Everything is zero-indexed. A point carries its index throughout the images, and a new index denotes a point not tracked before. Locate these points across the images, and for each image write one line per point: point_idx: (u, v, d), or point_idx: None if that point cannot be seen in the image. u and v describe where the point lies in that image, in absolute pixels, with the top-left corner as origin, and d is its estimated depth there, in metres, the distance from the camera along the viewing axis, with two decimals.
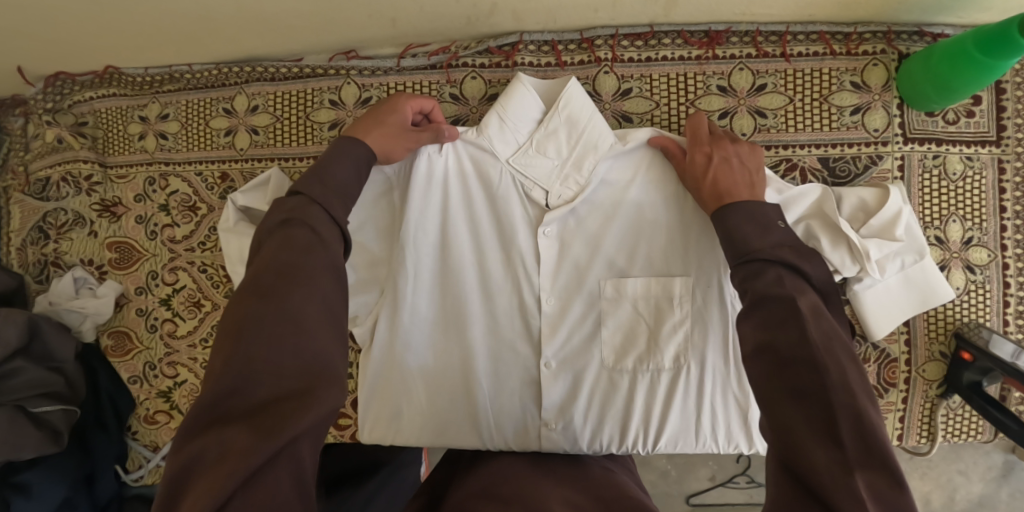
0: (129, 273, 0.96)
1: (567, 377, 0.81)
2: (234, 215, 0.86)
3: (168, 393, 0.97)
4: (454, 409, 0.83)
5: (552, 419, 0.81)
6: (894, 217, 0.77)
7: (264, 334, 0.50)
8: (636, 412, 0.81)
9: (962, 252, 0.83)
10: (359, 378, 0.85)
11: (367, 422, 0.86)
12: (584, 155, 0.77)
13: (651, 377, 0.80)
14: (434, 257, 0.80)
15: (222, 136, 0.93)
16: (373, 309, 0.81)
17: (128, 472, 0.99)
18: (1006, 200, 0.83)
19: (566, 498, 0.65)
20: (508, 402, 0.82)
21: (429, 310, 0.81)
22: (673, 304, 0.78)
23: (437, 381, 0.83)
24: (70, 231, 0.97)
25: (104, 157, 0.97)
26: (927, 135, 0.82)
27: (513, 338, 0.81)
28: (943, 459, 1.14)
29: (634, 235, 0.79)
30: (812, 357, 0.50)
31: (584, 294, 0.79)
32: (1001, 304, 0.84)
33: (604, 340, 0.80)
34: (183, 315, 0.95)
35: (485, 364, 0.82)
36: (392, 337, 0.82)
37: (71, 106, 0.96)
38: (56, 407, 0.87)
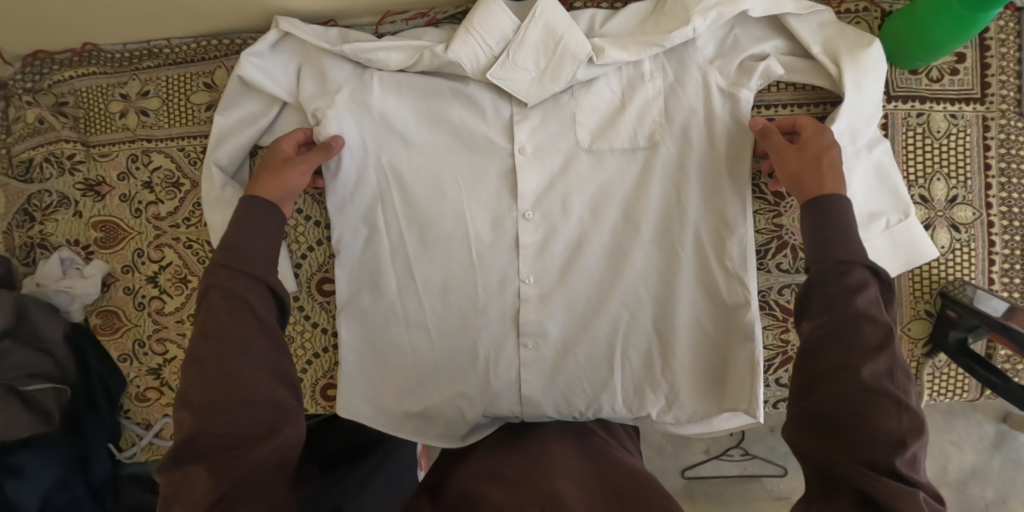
0: (115, 251, 0.96)
1: (552, 307, 0.80)
2: (224, 179, 0.84)
3: (157, 370, 0.97)
4: (439, 337, 0.82)
5: (539, 348, 0.81)
6: (873, 84, 0.75)
7: (221, 470, 0.53)
8: (621, 407, 0.81)
9: (947, 211, 0.83)
10: (344, 305, 0.84)
11: (352, 357, 0.85)
12: (562, 65, 0.75)
13: (637, 302, 0.79)
14: (421, 173, 0.80)
15: (203, 111, 0.92)
16: (358, 231, 0.82)
17: (121, 450, 0.99)
18: (991, 157, 0.83)
19: (575, 486, 0.63)
20: (494, 331, 0.81)
21: (415, 227, 0.81)
22: (655, 223, 0.78)
23: (421, 303, 0.82)
24: (56, 212, 0.97)
25: (86, 136, 0.96)
26: (910, 93, 0.82)
27: (498, 262, 0.80)
28: (936, 429, 1.21)
29: (625, 220, 0.78)
30: (874, 315, 0.53)
31: (565, 217, 0.79)
32: (986, 262, 0.83)
33: (585, 268, 0.79)
34: (170, 293, 0.95)
35: (466, 287, 0.81)
36: (378, 257, 0.82)
37: (51, 86, 0.96)
38: (46, 386, 0.88)
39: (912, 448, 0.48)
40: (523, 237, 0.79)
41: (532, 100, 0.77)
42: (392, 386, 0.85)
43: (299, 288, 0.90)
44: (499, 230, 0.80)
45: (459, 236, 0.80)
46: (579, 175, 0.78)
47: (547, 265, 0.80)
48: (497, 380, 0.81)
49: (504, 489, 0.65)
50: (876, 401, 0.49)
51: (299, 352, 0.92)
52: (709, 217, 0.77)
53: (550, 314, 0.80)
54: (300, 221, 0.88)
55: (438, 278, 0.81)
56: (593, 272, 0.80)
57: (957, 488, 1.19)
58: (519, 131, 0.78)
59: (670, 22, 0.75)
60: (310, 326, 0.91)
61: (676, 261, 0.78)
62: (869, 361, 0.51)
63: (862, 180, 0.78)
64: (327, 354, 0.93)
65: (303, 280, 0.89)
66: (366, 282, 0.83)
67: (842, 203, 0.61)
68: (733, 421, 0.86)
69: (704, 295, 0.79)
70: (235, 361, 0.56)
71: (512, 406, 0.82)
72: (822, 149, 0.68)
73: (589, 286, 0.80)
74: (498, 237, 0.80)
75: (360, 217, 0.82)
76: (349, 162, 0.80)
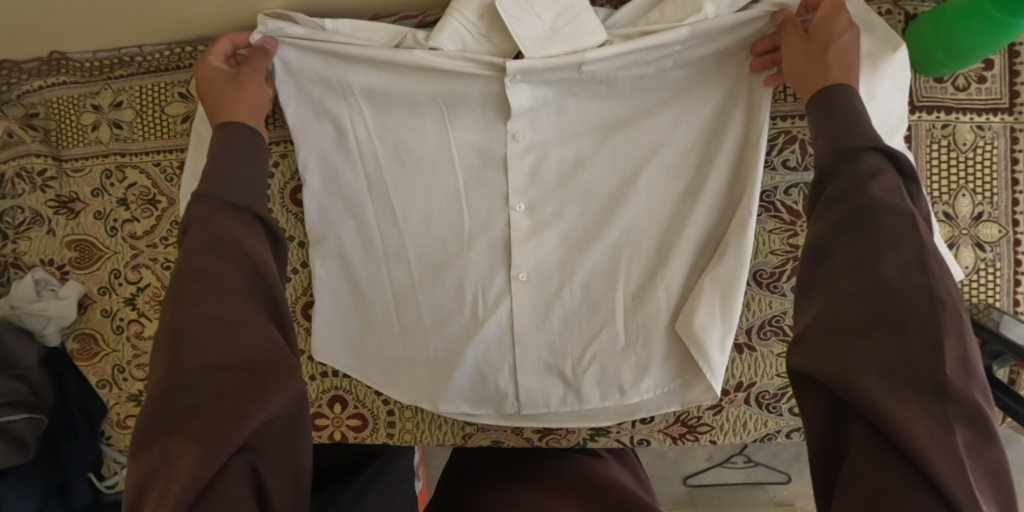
0: (90, 272, 0.91)
1: (549, 263, 0.72)
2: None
3: (138, 396, 0.92)
4: (426, 294, 0.74)
5: (536, 311, 0.73)
6: (891, 92, 0.69)
7: (206, 436, 0.45)
8: (628, 355, 0.73)
9: (972, 229, 0.78)
10: (321, 261, 0.76)
11: (335, 318, 0.77)
12: (568, 31, 0.65)
13: (646, 254, 0.71)
14: (402, 114, 0.71)
15: (179, 123, 0.86)
16: (335, 175, 0.73)
17: (103, 479, 0.96)
18: (1019, 172, 0.77)
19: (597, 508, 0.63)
20: (486, 291, 0.73)
21: (396, 170, 0.72)
22: (665, 169, 0.69)
23: (408, 255, 0.74)
24: (29, 230, 0.93)
25: (59, 150, 0.91)
26: (935, 102, 0.76)
27: (489, 217, 0.72)
28: None
29: (626, 141, 0.70)
30: (892, 204, 0.47)
31: (563, 163, 0.71)
32: (1012, 283, 0.78)
33: (586, 215, 0.71)
34: (149, 315, 0.90)
35: (451, 238, 0.73)
36: (359, 202, 0.73)
37: (20, 96, 0.90)
38: (21, 416, 0.83)
39: (956, 352, 0.43)
40: (512, 164, 0.71)
41: (508, 66, 0.65)
42: (372, 331, 0.77)
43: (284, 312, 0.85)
44: (482, 161, 0.72)
45: (440, 164, 0.72)
46: (577, 118, 0.70)
47: (542, 194, 0.72)
48: (491, 344, 0.74)
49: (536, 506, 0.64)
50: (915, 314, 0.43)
51: None
52: (717, 140, 0.68)
53: (541, 246, 0.72)
54: None
55: (426, 233, 0.73)
56: (595, 210, 0.71)
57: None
58: (516, 60, 0.64)
59: (679, 11, 0.65)
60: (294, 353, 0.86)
61: (688, 211, 0.69)
62: (887, 256, 0.45)
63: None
64: None
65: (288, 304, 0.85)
66: (339, 219, 0.74)
67: (852, 91, 0.55)
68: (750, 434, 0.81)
69: (714, 229, 0.70)
70: (212, 304, 0.50)
71: (502, 355, 0.74)
72: (829, 37, 0.59)
73: (590, 216, 0.71)
74: (484, 167, 0.72)
75: (330, 144, 0.72)
76: (318, 80, 0.70)
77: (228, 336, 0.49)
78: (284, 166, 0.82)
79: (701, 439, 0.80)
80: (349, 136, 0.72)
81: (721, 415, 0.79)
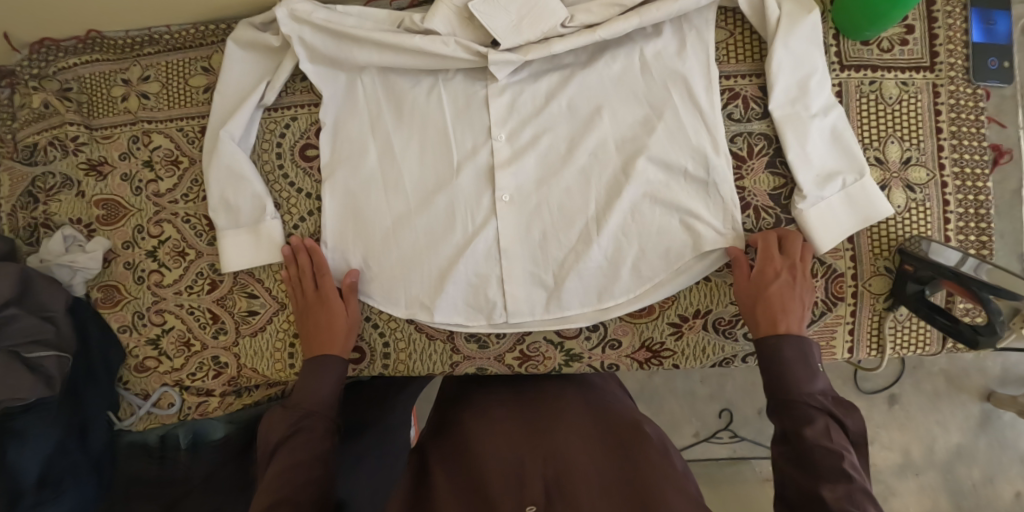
0: (116, 228, 1.00)
1: (526, 192, 0.88)
2: (233, 147, 0.90)
3: (157, 341, 1.00)
4: (423, 219, 0.89)
5: (516, 230, 0.88)
6: (806, 48, 0.84)
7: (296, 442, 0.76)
8: (598, 261, 0.87)
9: (902, 172, 0.87)
10: (332, 195, 0.91)
11: (341, 245, 0.91)
12: (534, 17, 0.84)
13: (606, 178, 0.87)
14: (403, 77, 0.90)
15: (201, 93, 0.97)
16: (349, 124, 0.90)
17: (121, 419, 1.02)
18: (942, 121, 0.88)
19: (600, 498, 0.72)
20: (478, 212, 0.88)
21: (398, 118, 0.90)
22: (615, 111, 0.87)
23: (407, 186, 0.89)
24: (59, 193, 1.03)
25: (89, 120, 1.02)
26: (862, 62, 0.87)
27: (475, 152, 0.88)
28: (921, 411, 1.56)
29: (582, 87, 0.88)
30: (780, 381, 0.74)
31: (532, 111, 0.89)
32: (942, 221, 0.87)
33: (553, 147, 0.88)
34: (169, 265, 0.98)
35: (444, 171, 0.89)
36: (367, 143, 0.90)
37: (56, 72, 1.01)
38: (50, 353, 0.91)
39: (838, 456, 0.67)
40: (492, 103, 0.88)
41: (491, 57, 0.84)
42: (371, 250, 0.90)
43: None
44: (467, 104, 0.89)
45: (437, 112, 0.89)
46: (539, 76, 0.89)
47: (516, 126, 0.88)
48: (480, 260, 0.88)
49: (541, 496, 0.71)
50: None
51: (290, 318, 0.94)
52: (668, 86, 0.86)
53: (521, 170, 0.88)
54: (292, 193, 0.93)
55: (424, 169, 0.89)
56: (560, 140, 0.88)
57: (945, 467, 1.54)
58: (495, 54, 0.84)
59: None
60: None
61: (636, 145, 0.86)
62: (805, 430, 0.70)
63: (818, 141, 0.85)
64: None
65: None
66: (347, 154, 0.90)
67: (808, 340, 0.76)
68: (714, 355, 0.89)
69: (670, 161, 0.85)
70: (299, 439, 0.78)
71: (492, 269, 0.88)
72: (790, 260, 0.81)
73: (556, 142, 0.88)
74: (470, 114, 0.89)
75: (341, 97, 0.91)
76: (326, 49, 0.88)
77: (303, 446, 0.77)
78: (295, 127, 0.93)
79: (664, 364, 0.90)
80: (357, 88, 0.91)
81: (682, 340, 0.88)
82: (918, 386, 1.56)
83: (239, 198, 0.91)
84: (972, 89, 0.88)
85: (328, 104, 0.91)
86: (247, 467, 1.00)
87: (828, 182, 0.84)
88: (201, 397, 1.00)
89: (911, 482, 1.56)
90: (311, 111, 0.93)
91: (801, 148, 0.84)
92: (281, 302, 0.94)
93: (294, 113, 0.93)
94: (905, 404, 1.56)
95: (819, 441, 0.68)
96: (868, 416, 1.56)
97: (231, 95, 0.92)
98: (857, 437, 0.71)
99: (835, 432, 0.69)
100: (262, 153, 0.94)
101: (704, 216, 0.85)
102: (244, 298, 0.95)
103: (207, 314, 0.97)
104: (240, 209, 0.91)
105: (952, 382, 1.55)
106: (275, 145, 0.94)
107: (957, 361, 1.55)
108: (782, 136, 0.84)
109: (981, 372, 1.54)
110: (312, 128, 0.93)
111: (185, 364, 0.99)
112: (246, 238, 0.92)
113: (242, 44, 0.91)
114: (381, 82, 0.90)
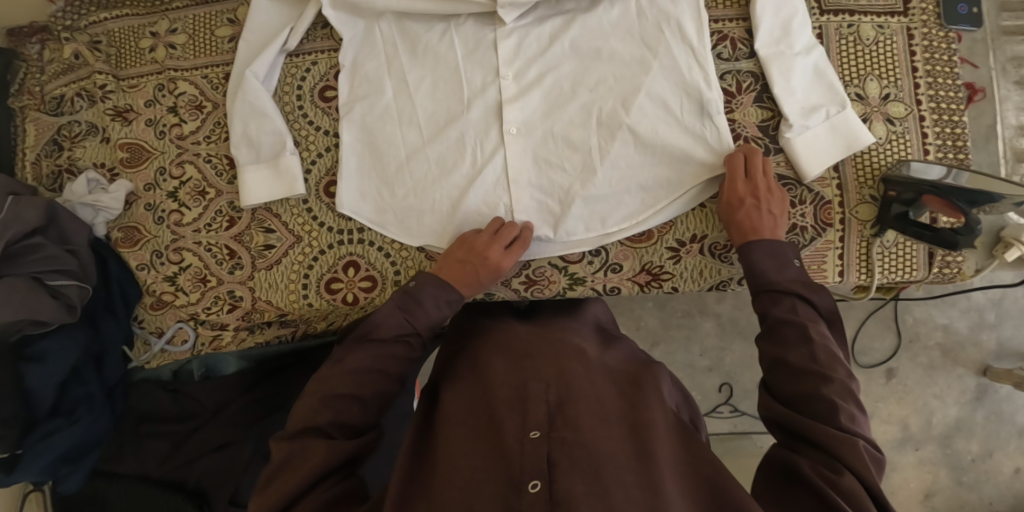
0: (138, 171, 1.05)
1: (533, 127, 0.93)
2: (257, 84, 0.95)
3: (174, 278, 1.02)
4: (436, 151, 0.94)
5: (521, 161, 0.93)
6: None
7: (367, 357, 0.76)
8: (601, 189, 0.91)
9: (882, 107, 0.93)
10: (349, 132, 0.96)
11: (358, 178, 0.97)
12: None
13: (609, 114, 0.91)
14: (419, 22, 0.95)
15: (225, 43, 1.04)
16: (368, 66, 0.96)
17: (135, 357, 1.06)
18: (917, 61, 0.94)
19: (602, 424, 0.71)
20: (487, 146, 0.93)
21: (411, 62, 0.95)
22: (618, 50, 0.91)
23: (421, 121, 0.95)
24: (84, 140, 1.08)
25: (117, 70, 1.07)
26: (840, 7, 0.95)
27: (484, 89, 0.93)
28: (919, 383, 1.44)
29: (584, 29, 0.92)
30: (762, 275, 0.79)
31: (535, 53, 0.93)
32: (922, 151, 0.93)
33: (557, 88, 0.93)
34: (189, 205, 1.02)
35: (455, 107, 0.94)
36: (384, 82, 0.96)
37: (88, 26, 1.09)
38: (71, 283, 0.95)
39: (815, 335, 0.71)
40: (500, 44, 0.92)
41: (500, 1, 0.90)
42: (386, 181, 0.95)
43: (308, 193, 0.98)
44: (477, 45, 0.94)
45: (448, 53, 0.95)
46: (544, 20, 0.93)
47: (522, 66, 0.93)
48: (489, 191, 0.93)
49: (544, 422, 0.69)
50: (820, 378, 0.67)
51: (305, 250, 0.98)
52: (662, 26, 0.90)
53: (526, 105, 0.93)
54: (312, 131, 0.99)
55: (439, 106, 0.95)
56: (564, 78, 0.93)
57: (944, 442, 1.43)
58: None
59: None
60: (316, 226, 0.98)
61: (638, 83, 0.91)
62: (774, 308, 0.76)
63: (801, 76, 0.91)
64: (333, 250, 0.98)
65: (312, 185, 0.98)
66: (365, 93, 0.96)
67: (781, 250, 0.81)
68: (711, 278, 0.95)
69: (667, 96, 0.90)
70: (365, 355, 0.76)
71: (500, 198, 0.93)
72: (757, 184, 0.85)
73: (561, 79, 0.93)
74: (479, 56, 0.94)
75: (361, 41, 0.97)
76: None
77: (369, 366, 0.75)
78: (315, 71, 0.99)
79: (664, 286, 0.96)
80: (375, 33, 0.97)
81: (680, 264, 0.94)
82: (914, 359, 1.45)
83: (261, 132, 0.96)
84: (944, 33, 0.95)
85: (348, 49, 0.97)
86: (258, 399, 1.03)
87: (811, 113, 0.90)
88: (216, 331, 1.03)
89: (911, 458, 1.44)
90: (330, 56, 0.99)
91: (787, 82, 0.90)
92: (297, 235, 0.98)
93: (314, 58, 1.00)
94: (903, 377, 1.45)
95: (783, 317, 0.74)
96: (865, 391, 1.45)
97: (256, 39, 0.98)
98: (826, 314, 0.76)
99: (803, 311, 0.74)
100: (283, 94, 1.00)
101: (699, 147, 0.90)
102: (261, 233, 0.99)
103: (224, 250, 1.00)
104: (261, 144, 0.97)
105: (948, 354, 1.44)
106: (296, 88, 1.00)
107: (952, 333, 1.44)
108: (768, 73, 0.90)
109: (977, 346, 1.43)
110: (331, 71, 0.99)
111: (201, 300, 1.02)
112: (267, 172, 0.97)
113: None
114: (395, 27, 0.96)
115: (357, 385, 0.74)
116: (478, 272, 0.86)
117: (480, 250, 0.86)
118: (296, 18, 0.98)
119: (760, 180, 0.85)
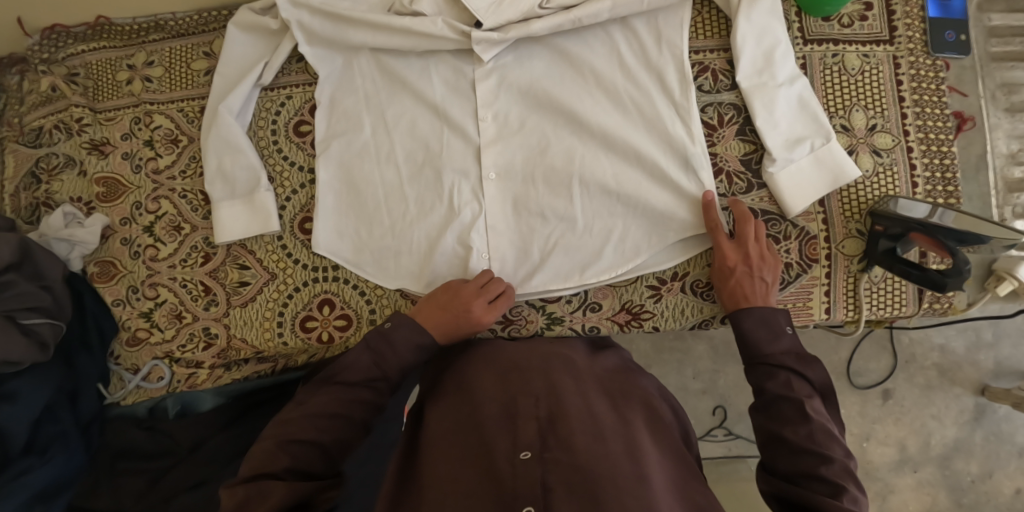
0: (115, 205, 1.03)
1: (511, 165, 0.91)
2: (231, 119, 0.94)
3: (150, 314, 1.01)
4: (413, 194, 0.92)
5: (500, 205, 0.91)
6: (767, 19, 0.89)
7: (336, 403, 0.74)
8: (582, 234, 0.90)
9: (868, 138, 0.91)
10: (326, 171, 0.95)
11: (335, 218, 0.95)
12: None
13: (591, 150, 0.89)
14: (396, 59, 0.93)
15: (202, 76, 1.03)
16: (346, 102, 0.95)
17: (112, 393, 1.05)
18: (903, 90, 0.92)
19: (597, 441, 0.68)
20: (465, 188, 0.92)
21: (389, 100, 0.94)
22: (602, 86, 0.89)
23: (398, 159, 0.93)
24: (61, 173, 1.06)
25: (95, 103, 1.07)
26: (824, 36, 0.93)
27: (461, 128, 0.91)
28: (916, 404, 1.41)
29: (566, 64, 0.90)
30: (754, 343, 0.78)
31: (515, 91, 0.91)
32: (910, 184, 0.91)
33: (537, 125, 0.91)
34: (164, 240, 1.01)
35: (433, 145, 0.92)
36: (360, 119, 0.94)
37: (65, 58, 1.08)
38: (43, 320, 0.93)
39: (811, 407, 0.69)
40: (478, 85, 0.91)
41: (474, 36, 0.87)
42: (363, 221, 0.94)
43: (283, 228, 0.97)
44: (456, 84, 0.92)
45: (425, 92, 0.92)
46: (523, 55, 0.91)
47: (502, 103, 0.91)
48: (466, 234, 0.91)
49: (535, 442, 0.67)
50: (820, 457, 0.65)
51: (280, 287, 0.96)
52: (642, 68, 0.89)
53: (506, 146, 0.91)
54: (287, 167, 0.97)
55: (416, 143, 0.93)
56: (544, 120, 0.91)
57: (943, 463, 1.39)
58: (475, 34, 0.87)
59: None
60: (290, 262, 0.96)
61: (619, 122, 0.89)
62: (768, 380, 0.74)
63: (785, 108, 0.88)
64: (308, 288, 0.96)
65: (287, 221, 0.97)
66: (342, 130, 0.95)
67: (778, 315, 0.80)
68: (695, 315, 0.92)
69: (647, 142, 0.88)
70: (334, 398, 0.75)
71: (477, 240, 0.91)
72: (755, 248, 0.83)
73: (542, 118, 0.91)
74: (457, 95, 0.92)
75: (338, 76, 0.95)
76: (323, 30, 0.91)
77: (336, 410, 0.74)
78: (290, 105, 0.98)
79: (645, 325, 0.94)
80: (353, 68, 0.95)
81: (661, 302, 0.92)
82: (911, 379, 1.42)
83: (236, 170, 0.95)
84: (931, 60, 0.93)
85: (324, 86, 0.95)
86: (236, 435, 1.00)
87: (794, 149, 0.87)
88: (191, 369, 1.02)
89: (910, 481, 1.41)
90: (305, 90, 0.98)
91: (772, 114, 0.88)
92: (271, 272, 0.97)
93: (289, 92, 0.98)
94: (900, 398, 1.42)
95: (780, 392, 0.72)
96: (861, 413, 1.43)
97: (229, 74, 0.97)
98: (821, 388, 0.74)
99: (797, 382, 0.73)
100: (258, 129, 0.99)
101: (681, 200, 0.88)
102: (235, 269, 0.97)
103: (200, 287, 0.99)
104: (236, 180, 0.95)
105: (945, 374, 1.41)
106: (271, 122, 0.98)
107: (949, 354, 1.41)
108: (750, 105, 0.88)
109: (975, 366, 1.40)
110: (305, 106, 0.97)
111: (177, 337, 1.00)
112: (242, 209, 0.95)
113: (241, 29, 0.96)
114: (373, 64, 0.94)
115: (317, 430, 0.72)
116: (461, 324, 0.83)
117: (465, 301, 0.83)
118: (271, 54, 0.96)
119: (759, 246, 0.83)
